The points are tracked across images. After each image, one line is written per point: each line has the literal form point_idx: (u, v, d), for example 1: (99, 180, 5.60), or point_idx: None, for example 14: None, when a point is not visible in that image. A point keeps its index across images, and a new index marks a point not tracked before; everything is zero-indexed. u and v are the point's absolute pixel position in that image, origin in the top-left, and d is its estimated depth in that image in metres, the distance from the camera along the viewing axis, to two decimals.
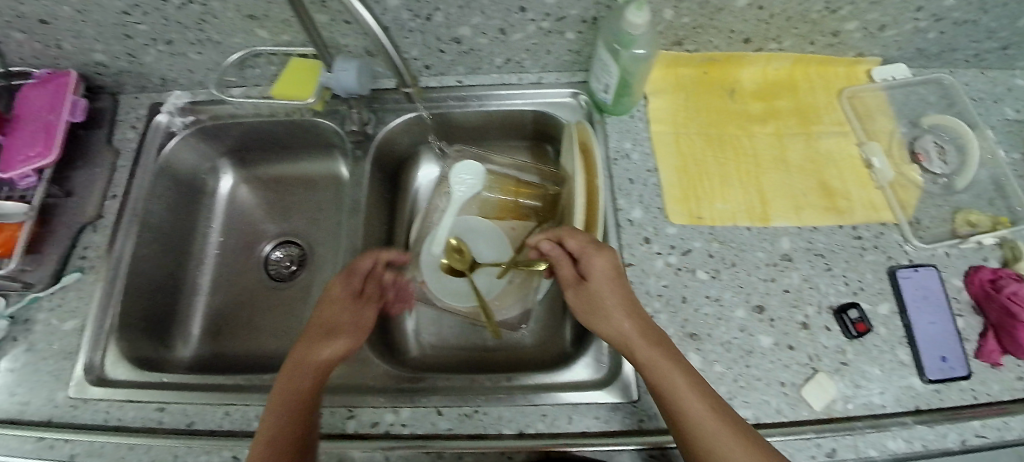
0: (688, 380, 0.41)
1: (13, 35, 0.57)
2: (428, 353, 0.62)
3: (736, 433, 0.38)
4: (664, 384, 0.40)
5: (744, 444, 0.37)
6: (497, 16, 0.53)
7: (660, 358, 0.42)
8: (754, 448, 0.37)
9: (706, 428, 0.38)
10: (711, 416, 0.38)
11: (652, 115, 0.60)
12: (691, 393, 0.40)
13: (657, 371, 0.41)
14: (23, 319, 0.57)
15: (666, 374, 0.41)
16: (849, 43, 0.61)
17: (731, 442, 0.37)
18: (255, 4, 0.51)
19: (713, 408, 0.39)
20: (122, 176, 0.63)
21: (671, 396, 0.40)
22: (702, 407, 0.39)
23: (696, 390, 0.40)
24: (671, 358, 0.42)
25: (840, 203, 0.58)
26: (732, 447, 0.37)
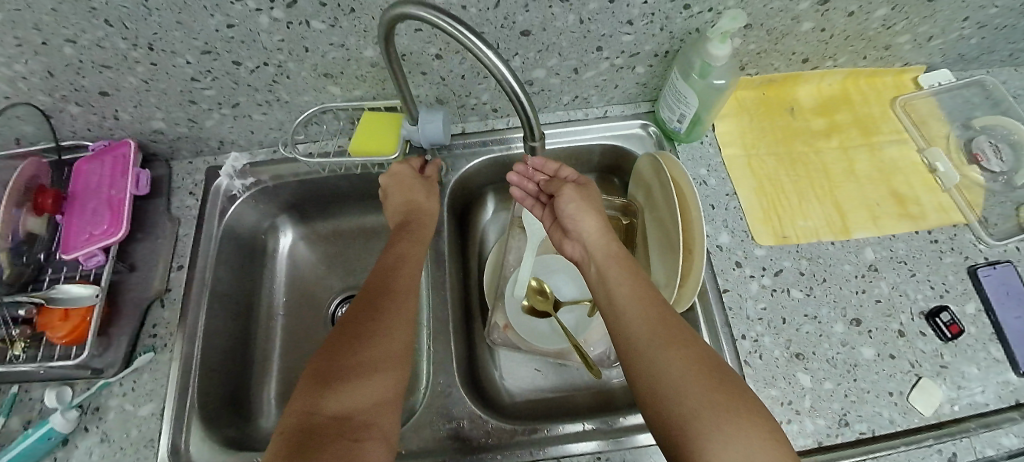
0: (683, 345, 0.38)
1: (69, 109, 0.56)
2: (524, 399, 0.59)
3: (725, 400, 0.34)
4: (647, 344, 0.39)
5: (729, 411, 0.33)
6: (574, 56, 0.54)
7: (647, 320, 0.41)
8: (731, 416, 0.33)
9: (677, 389, 0.35)
10: (693, 380, 0.36)
11: (722, 140, 0.63)
12: (676, 354, 0.38)
13: (645, 330, 0.40)
14: (95, 408, 0.52)
15: (655, 335, 0.39)
16: (898, 55, 0.64)
17: (710, 406, 0.34)
18: (332, 62, 0.51)
19: (710, 374, 0.36)
20: (186, 245, 0.61)
21: (655, 356, 0.38)
22: (686, 370, 0.36)
23: (692, 354, 0.38)
24: (663, 321, 0.40)
25: (913, 209, 0.59)
26: (702, 408, 0.34)
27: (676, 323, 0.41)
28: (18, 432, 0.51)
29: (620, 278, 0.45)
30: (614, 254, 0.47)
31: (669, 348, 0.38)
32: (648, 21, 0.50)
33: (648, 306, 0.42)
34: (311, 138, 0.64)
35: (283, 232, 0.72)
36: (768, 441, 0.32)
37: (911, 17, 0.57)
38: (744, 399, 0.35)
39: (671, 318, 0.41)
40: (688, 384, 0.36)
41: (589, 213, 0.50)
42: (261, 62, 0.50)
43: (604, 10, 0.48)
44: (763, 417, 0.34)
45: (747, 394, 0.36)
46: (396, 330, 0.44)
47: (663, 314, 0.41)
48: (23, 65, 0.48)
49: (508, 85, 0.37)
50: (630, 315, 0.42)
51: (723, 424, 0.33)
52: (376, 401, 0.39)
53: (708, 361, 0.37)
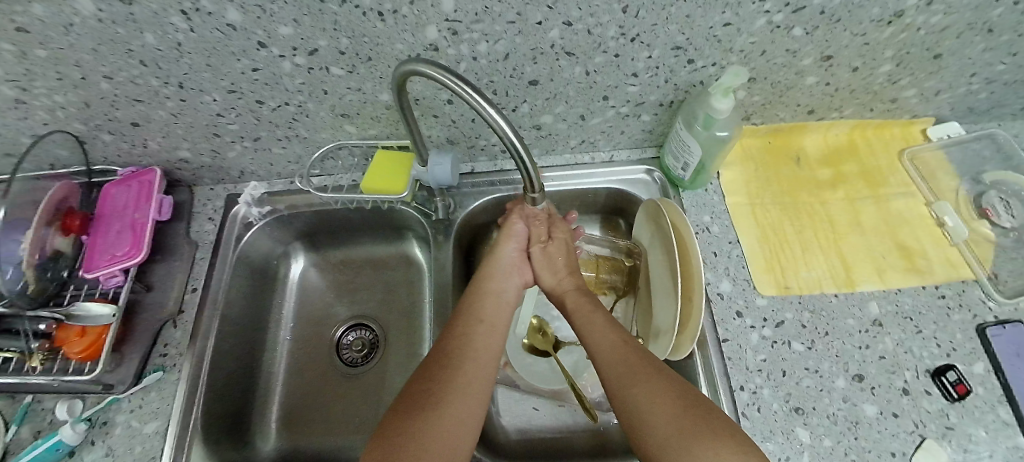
0: (652, 374, 0.41)
1: (101, 136, 0.59)
2: (521, 440, 0.58)
3: (695, 423, 0.36)
4: (618, 380, 0.42)
5: (701, 432, 0.35)
6: (580, 105, 0.56)
7: (618, 356, 0.44)
8: (704, 437, 0.35)
9: (650, 419, 0.37)
10: (662, 408, 0.38)
11: (727, 188, 0.64)
12: (645, 385, 0.40)
13: (617, 366, 0.43)
14: (102, 422, 0.54)
15: (625, 369, 0.42)
16: (905, 107, 0.64)
17: (682, 430, 0.36)
18: (349, 104, 0.54)
19: (680, 401, 0.38)
20: (202, 268, 0.64)
21: (627, 390, 0.40)
22: (656, 399, 0.38)
23: (661, 382, 0.40)
24: (633, 356, 0.43)
25: (920, 263, 0.59)
26: (676, 432, 0.36)
27: (647, 356, 0.43)
28: (27, 443, 0.53)
29: (593, 319, 0.49)
30: (578, 295, 0.53)
31: (641, 378, 0.41)
32: (653, 74, 0.52)
33: (620, 344, 0.45)
34: (326, 172, 0.67)
35: (294, 259, 0.74)
36: (741, 456, 0.34)
37: (916, 73, 0.57)
38: (720, 427, 0.36)
39: (641, 352, 0.44)
40: (658, 411, 0.38)
41: (557, 258, 0.56)
42: (282, 102, 0.53)
43: (609, 64, 0.50)
44: (737, 437, 0.35)
45: (719, 415, 0.37)
46: (477, 368, 0.44)
47: (633, 350, 0.44)
48: (62, 97, 0.52)
49: (508, 139, 0.39)
50: (603, 354, 0.45)
51: (695, 445, 0.35)
52: (456, 436, 0.39)
53: (678, 387, 0.40)
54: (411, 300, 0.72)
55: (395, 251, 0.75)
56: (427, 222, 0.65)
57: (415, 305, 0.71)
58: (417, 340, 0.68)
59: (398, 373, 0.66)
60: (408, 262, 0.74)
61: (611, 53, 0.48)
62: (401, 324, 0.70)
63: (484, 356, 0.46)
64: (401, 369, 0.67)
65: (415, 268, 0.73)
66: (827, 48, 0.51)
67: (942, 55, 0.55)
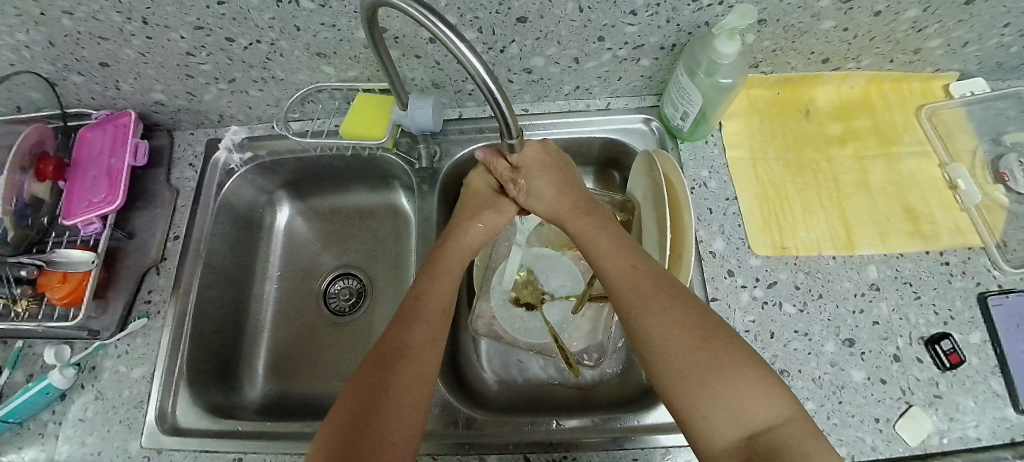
0: (671, 302, 0.39)
1: (71, 78, 0.57)
2: (505, 390, 0.59)
3: (714, 356, 0.36)
4: (632, 307, 0.41)
5: (719, 370, 0.35)
6: (574, 46, 0.52)
7: (635, 279, 0.42)
8: (724, 372, 0.35)
9: (666, 351, 0.37)
10: (682, 340, 0.37)
11: (728, 141, 0.60)
12: (663, 316, 0.39)
13: (632, 292, 0.41)
14: (91, 367, 0.55)
15: (643, 295, 0.40)
16: (929, 60, 0.59)
17: (702, 365, 0.35)
18: (325, 42, 0.50)
19: (698, 332, 0.37)
20: (183, 215, 0.62)
21: (643, 322, 0.39)
22: (676, 330, 0.38)
23: (682, 311, 0.39)
24: (650, 279, 0.41)
25: (925, 227, 0.56)
26: (695, 368, 0.35)
27: (666, 279, 0.42)
28: (20, 385, 0.54)
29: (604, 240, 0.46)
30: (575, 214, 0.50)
31: (659, 305, 0.39)
32: (653, 12, 0.47)
33: (635, 267, 0.43)
34: (307, 116, 0.64)
35: (280, 207, 0.72)
36: (763, 390, 0.34)
37: (945, 20, 0.52)
38: (738, 360, 0.36)
39: (659, 275, 0.42)
40: (676, 342, 0.37)
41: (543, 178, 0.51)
42: (254, 40, 0.50)
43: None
44: (757, 367, 0.36)
45: (739, 344, 0.37)
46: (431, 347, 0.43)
47: (651, 273, 0.42)
48: (25, 34, 0.49)
49: (483, 83, 0.35)
50: (616, 278, 0.43)
51: (716, 380, 0.35)
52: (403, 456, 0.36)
53: (699, 315, 0.39)
54: (398, 251, 0.70)
55: (382, 201, 0.73)
56: (411, 171, 0.62)
57: (402, 256, 0.70)
58: (404, 291, 0.67)
59: (385, 324, 0.66)
60: (395, 213, 0.72)
61: None
62: (387, 275, 0.69)
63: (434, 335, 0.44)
64: (387, 320, 0.66)
65: (402, 218, 0.71)
66: None
67: (974, 1, 0.50)
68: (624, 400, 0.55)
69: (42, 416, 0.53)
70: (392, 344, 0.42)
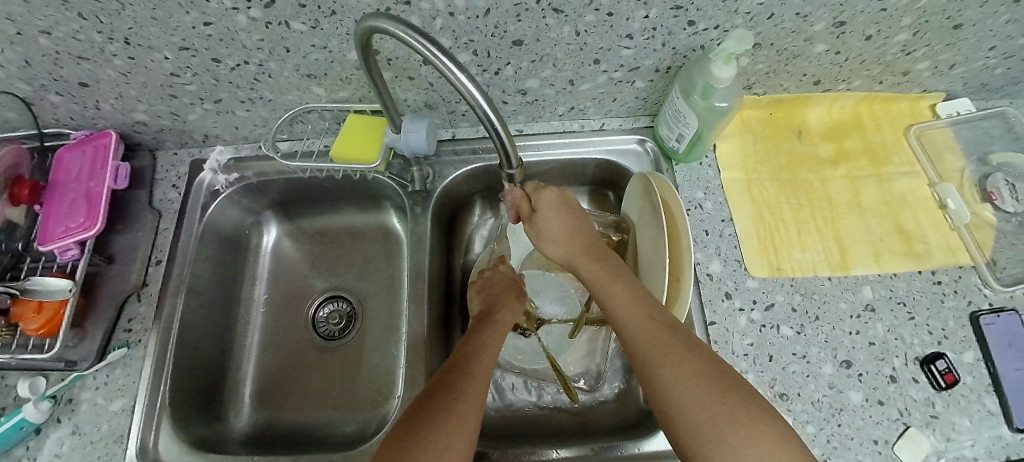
0: (688, 356, 0.38)
1: (49, 98, 0.54)
2: (501, 416, 0.57)
3: (735, 411, 0.34)
4: (649, 360, 0.39)
5: (739, 424, 0.34)
6: (569, 68, 0.52)
7: (652, 328, 0.40)
8: (746, 427, 0.33)
9: (688, 407, 0.35)
10: (702, 394, 0.36)
11: (723, 162, 0.60)
12: (681, 369, 0.37)
13: (648, 343, 0.40)
14: (67, 399, 0.52)
15: (659, 346, 0.39)
16: (916, 81, 0.60)
17: (719, 418, 0.34)
18: (315, 64, 0.49)
19: (718, 386, 0.36)
20: (166, 239, 0.60)
21: (658, 371, 0.38)
22: (695, 385, 0.36)
23: (700, 365, 0.38)
24: (667, 330, 0.40)
25: (917, 247, 0.56)
26: (719, 423, 0.34)
27: (682, 331, 0.40)
28: None
29: (619, 287, 0.45)
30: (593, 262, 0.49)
31: (676, 358, 0.38)
32: (648, 36, 0.47)
33: (651, 315, 0.41)
34: (296, 136, 0.63)
35: (267, 228, 0.70)
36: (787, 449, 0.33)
37: (933, 43, 0.53)
38: (757, 413, 0.34)
39: (676, 326, 0.41)
40: (691, 393, 0.36)
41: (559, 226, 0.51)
42: (241, 60, 0.49)
43: (601, 23, 0.45)
44: (778, 424, 0.34)
45: (758, 400, 0.36)
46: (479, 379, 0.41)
47: (668, 323, 0.41)
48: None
49: (481, 110, 0.35)
50: (631, 326, 0.42)
51: (741, 437, 0.33)
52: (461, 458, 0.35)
53: (716, 370, 0.37)
54: (390, 272, 0.69)
55: (373, 221, 0.71)
56: (403, 193, 0.61)
57: (394, 277, 0.68)
58: (396, 313, 0.66)
59: (377, 348, 0.64)
60: (387, 233, 0.70)
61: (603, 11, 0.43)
62: (379, 296, 0.67)
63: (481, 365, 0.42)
64: (379, 343, 0.64)
65: (394, 239, 0.70)
66: (840, 13, 0.47)
67: (962, 25, 0.51)
68: (624, 424, 0.54)
69: (14, 452, 0.50)
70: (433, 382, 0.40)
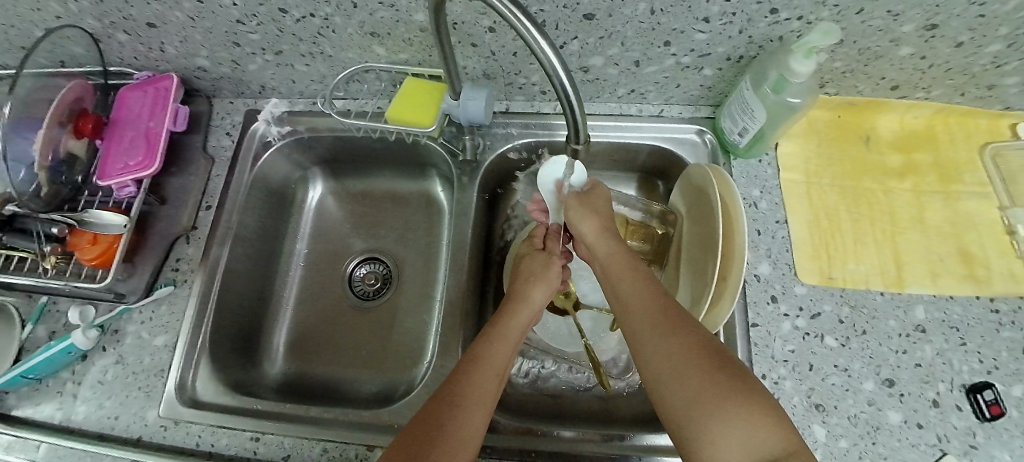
0: (682, 328, 0.36)
1: (117, 36, 0.55)
2: (526, 392, 0.57)
3: (726, 383, 0.32)
4: (643, 331, 0.38)
5: (729, 397, 0.32)
6: (637, 49, 0.50)
7: (648, 302, 0.39)
8: (735, 402, 0.31)
9: (673, 377, 0.34)
10: (690, 364, 0.34)
11: (783, 162, 0.59)
12: (672, 340, 0.36)
13: (644, 316, 0.38)
14: (115, 330, 0.54)
15: (652, 319, 0.38)
16: (1002, 97, 0.57)
17: (709, 390, 0.32)
18: (380, 22, 0.48)
19: (709, 357, 0.34)
20: (217, 185, 0.61)
21: (652, 345, 0.36)
22: (683, 354, 0.35)
23: (691, 336, 0.36)
24: (664, 304, 0.39)
25: (980, 272, 0.54)
26: (703, 392, 0.32)
27: (678, 307, 0.39)
28: (42, 341, 0.54)
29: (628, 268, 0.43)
30: (614, 252, 0.44)
31: (668, 329, 0.36)
32: (726, 21, 0.45)
33: (650, 292, 0.40)
34: (350, 95, 0.63)
35: (313, 184, 0.71)
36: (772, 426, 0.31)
37: None
38: (749, 388, 0.32)
39: (672, 302, 0.39)
40: (683, 366, 0.34)
41: (586, 215, 0.47)
42: (307, 13, 0.48)
43: (679, 3, 0.43)
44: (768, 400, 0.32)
45: (750, 375, 0.34)
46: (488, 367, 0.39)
47: (664, 299, 0.39)
48: None
49: (558, 81, 0.34)
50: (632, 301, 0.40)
51: (725, 406, 0.31)
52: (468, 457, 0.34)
53: (708, 341, 0.35)
54: (428, 241, 0.69)
55: (416, 188, 0.71)
56: (453, 162, 0.61)
57: (432, 246, 0.68)
58: (430, 282, 0.66)
59: (409, 313, 0.65)
60: (429, 202, 0.70)
61: None
62: (416, 263, 0.68)
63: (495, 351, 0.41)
64: (411, 310, 0.65)
65: (436, 208, 0.70)
66: (935, 14, 0.44)
67: None
68: (643, 415, 0.54)
69: (62, 375, 0.52)
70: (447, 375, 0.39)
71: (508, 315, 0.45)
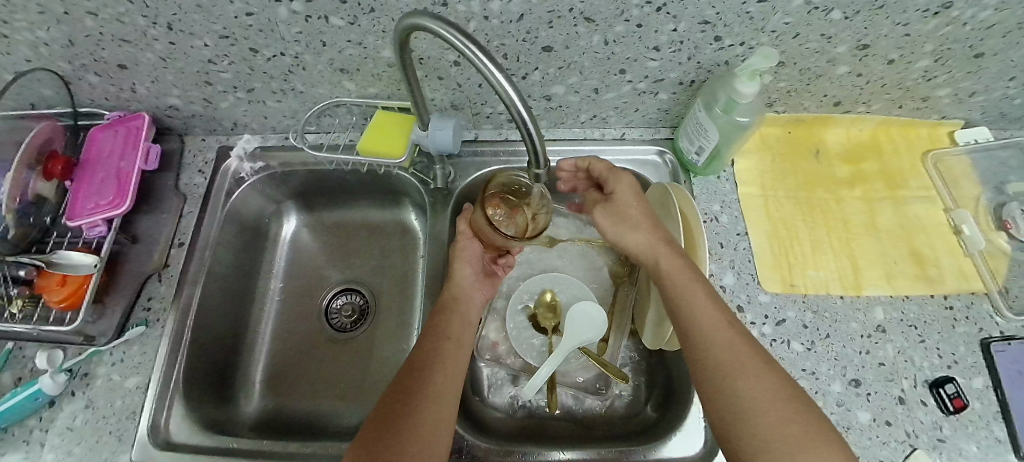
0: (765, 371, 0.38)
1: (87, 78, 0.56)
2: (510, 414, 0.58)
3: (806, 434, 0.34)
4: (721, 368, 0.39)
5: (808, 443, 0.34)
6: (595, 77, 0.53)
7: (724, 336, 0.41)
8: (818, 450, 0.34)
9: (765, 423, 0.35)
10: (778, 411, 0.36)
11: (740, 177, 0.61)
12: (755, 381, 0.38)
13: (720, 356, 0.40)
14: (83, 374, 0.53)
15: (731, 356, 0.39)
16: (936, 107, 0.61)
17: (790, 435, 0.34)
18: (349, 59, 0.50)
19: (792, 403, 0.36)
20: (190, 222, 0.61)
21: (731, 383, 0.38)
22: (768, 397, 0.37)
23: (767, 382, 0.38)
24: (740, 342, 0.40)
25: (930, 271, 0.57)
26: (786, 438, 0.34)
27: (752, 341, 0.41)
28: (6, 389, 0.52)
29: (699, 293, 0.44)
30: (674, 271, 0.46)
31: (750, 367, 0.39)
32: (676, 49, 0.48)
33: (722, 320, 0.42)
34: (323, 130, 0.64)
35: (287, 218, 0.72)
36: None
37: (954, 71, 0.54)
38: (831, 437, 0.35)
39: (744, 337, 0.41)
40: (771, 411, 0.36)
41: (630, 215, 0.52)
42: (278, 52, 0.50)
43: (630, 34, 0.46)
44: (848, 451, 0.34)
45: (829, 428, 0.36)
46: (453, 348, 0.47)
47: (737, 331, 0.42)
48: (44, 32, 0.48)
49: (516, 112, 0.35)
50: (708, 335, 0.41)
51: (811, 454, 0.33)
52: (438, 428, 0.40)
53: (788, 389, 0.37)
54: (404, 269, 0.69)
55: (391, 218, 0.72)
56: (425, 190, 0.62)
57: (409, 274, 0.69)
58: (408, 310, 0.67)
59: (387, 341, 0.65)
60: (404, 230, 0.71)
61: (633, 22, 0.45)
62: (393, 292, 0.68)
63: (456, 342, 0.48)
64: (390, 338, 0.65)
65: (411, 235, 0.71)
66: (865, 35, 0.48)
67: (984, 54, 0.51)
68: (629, 430, 0.55)
69: (28, 422, 0.51)
70: (419, 357, 0.45)
71: (459, 294, 0.53)
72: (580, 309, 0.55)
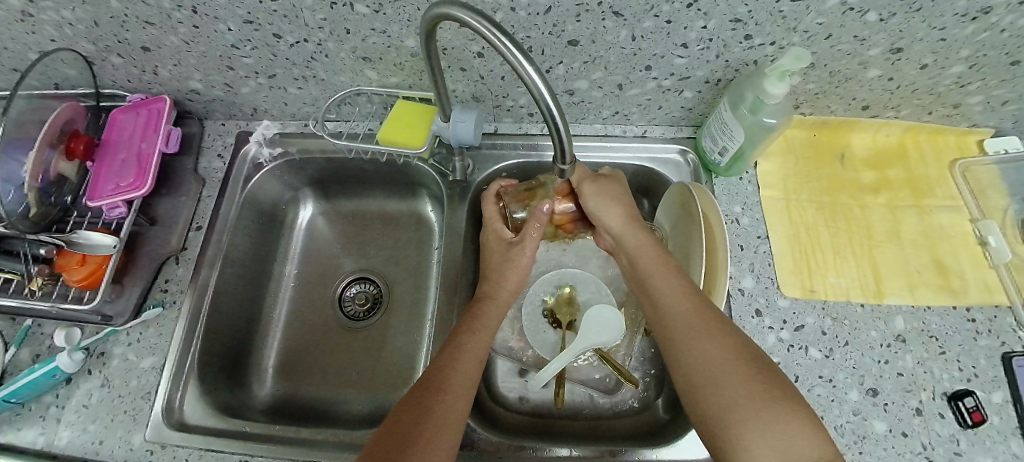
0: (723, 336, 0.40)
1: (111, 59, 0.56)
2: (520, 410, 0.58)
3: (759, 394, 0.36)
4: (681, 334, 0.42)
5: (758, 402, 0.35)
6: (620, 73, 0.52)
7: (687, 308, 0.43)
8: (768, 410, 0.35)
9: (722, 384, 0.37)
10: (733, 372, 0.38)
11: (763, 179, 0.61)
12: (715, 344, 0.40)
13: (681, 321, 0.42)
14: (100, 353, 0.54)
15: (692, 322, 0.42)
16: (967, 115, 0.59)
17: (740, 395, 0.36)
18: (371, 48, 0.50)
19: (749, 363, 0.38)
20: (208, 207, 0.62)
21: (687, 349, 0.41)
22: (723, 357, 0.39)
23: (727, 348, 0.39)
24: (703, 312, 0.42)
25: (953, 282, 0.56)
26: (737, 400, 0.36)
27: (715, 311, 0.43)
28: (26, 364, 0.53)
29: (659, 272, 0.47)
30: (644, 247, 0.50)
31: (707, 335, 0.40)
32: (704, 47, 0.48)
33: (685, 296, 0.44)
34: (343, 118, 0.64)
35: (304, 205, 0.72)
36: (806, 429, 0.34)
37: (988, 78, 0.52)
38: (785, 393, 0.36)
39: (707, 306, 0.43)
40: (726, 375, 0.38)
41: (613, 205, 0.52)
42: (301, 38, 0.50)
43: (658, 30, 0.45)
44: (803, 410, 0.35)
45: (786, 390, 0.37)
46: (472, 339, 0.47)
47: (702, 303, 0.43)
48: (70, 12, 0.48)
49: (545, 105, 0.35)
50: (671, 309, 0.44)
51: (763, 413, 0.35)
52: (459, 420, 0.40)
53: (742, 350, 0.39)
54: (418, 260, 0.69)
55: (406, 209, 0.72)
56: (443, 182, 0.62)
57: (422, 266, 0.69)
58: (421, 301, 0.67)
59: (399, 332, 0.65)
60: (419, 221, 0.71)
61: (662, 18, 0.44)
62: (407, 283, 0.68)
63: (474, 332, 0.47)
64: (402, 328, 0.65)
65: (426, 227, 0.71)
66: (899, 39, 0.47)
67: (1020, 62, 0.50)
68: (639, 431, 0.55)
69: (45, 398, 0.51)
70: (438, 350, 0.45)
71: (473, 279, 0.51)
72: (604, 311, 0.56)
